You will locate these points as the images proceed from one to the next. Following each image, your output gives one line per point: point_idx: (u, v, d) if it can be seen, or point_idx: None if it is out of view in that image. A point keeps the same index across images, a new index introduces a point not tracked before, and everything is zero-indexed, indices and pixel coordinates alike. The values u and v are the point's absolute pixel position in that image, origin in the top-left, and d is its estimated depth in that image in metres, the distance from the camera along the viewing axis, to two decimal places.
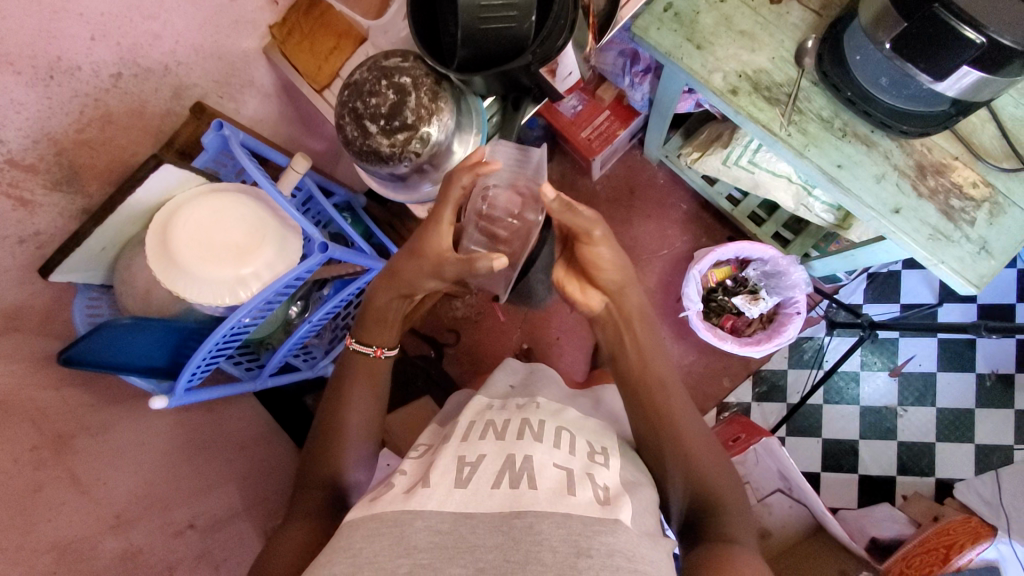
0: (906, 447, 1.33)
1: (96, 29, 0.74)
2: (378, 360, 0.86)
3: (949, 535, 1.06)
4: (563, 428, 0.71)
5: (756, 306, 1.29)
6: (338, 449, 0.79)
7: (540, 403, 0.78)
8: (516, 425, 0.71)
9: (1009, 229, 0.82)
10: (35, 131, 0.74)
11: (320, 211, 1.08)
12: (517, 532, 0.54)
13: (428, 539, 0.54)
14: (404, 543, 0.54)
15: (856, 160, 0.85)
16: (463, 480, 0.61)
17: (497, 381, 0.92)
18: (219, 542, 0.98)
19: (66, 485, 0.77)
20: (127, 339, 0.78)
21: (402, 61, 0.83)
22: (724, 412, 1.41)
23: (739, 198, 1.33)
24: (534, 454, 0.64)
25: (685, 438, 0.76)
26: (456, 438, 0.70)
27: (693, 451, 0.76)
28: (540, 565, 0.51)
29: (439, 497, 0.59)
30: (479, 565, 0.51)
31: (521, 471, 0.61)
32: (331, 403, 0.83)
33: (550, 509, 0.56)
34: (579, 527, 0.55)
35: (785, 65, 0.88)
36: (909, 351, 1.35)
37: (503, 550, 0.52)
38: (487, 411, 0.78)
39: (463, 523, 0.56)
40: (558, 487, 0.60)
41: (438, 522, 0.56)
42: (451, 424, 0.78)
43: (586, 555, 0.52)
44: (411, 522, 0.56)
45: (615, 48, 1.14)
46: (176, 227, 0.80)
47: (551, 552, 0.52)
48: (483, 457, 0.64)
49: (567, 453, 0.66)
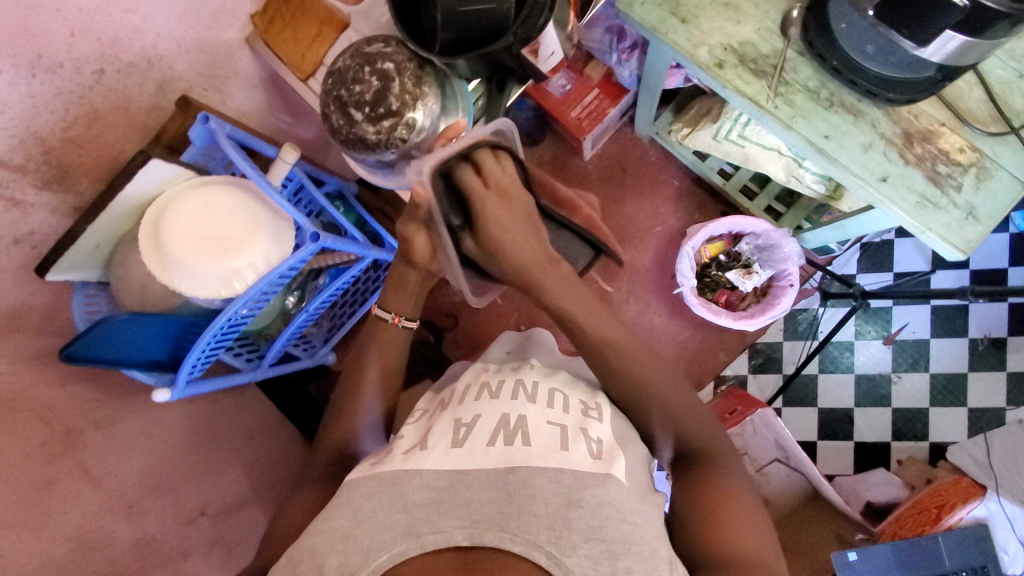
0: (900, 413, 1.35)
1: (74, 25, 0.74)
2: (394, 327, 0.88)
3: (940, 496, 1.10)
4: (556, 389, 0.75)
5: (750, 280, 1.30)
6: (350, 417, 0.84)
7: (534, 365, 0.82)
8: (511, 385, 0.74)
9: (995, 193, 0.83)
10: (21, 131, 0.74)
11: (310, 200, 1.07)
12: (512, 487, 0.58)
13: (425, 494, 0.59)
14: (402, 499, 0.59)
15: (844, 130, 0.85)
16: (460, 439, 0.65)
17: (494, 349, 0.96)
18: (231, 528, 1.02)
19: (78, 477, 0.80)
20: (129, 332, 0.79)
21: (385, 47, 0.82)
22: (721, 385, 1.43)
23: (731, 172, 1.33)
24: (528, 413, 0.68)
25: (667, 392, 0.78)
26: (454, 403, 0.74)
27: (679, 397, 0.78)
28: (534, 515, 0.56)
29: (437, 455, 0.63)
30: (475, 516, 0.56)
31: (517, 428, 0.66)
32: (350, 370, 0.88)
33: (542, 464, 0.60)
34: (571, 481, 0.59)
35: (771, 36, 0.88)
36: (902, 319, 1.36)
37: (497, 502, 0.57)
38: (482, 374, 0.82)
39: (460, 479, 0.60)
40: (552, 443, 0.64)
41: (435, 479, 0.60)
42: (449, 390, 0.83)
43: (577, 505, 0.57)
44: (408, 481, 0.60)
45: (602, 24, 1.13)
46: (167, 220, 0.81)
47: (543, 504, 0.57)
48: (478, 416, 0.68)
49: (561, 411, 0.70)
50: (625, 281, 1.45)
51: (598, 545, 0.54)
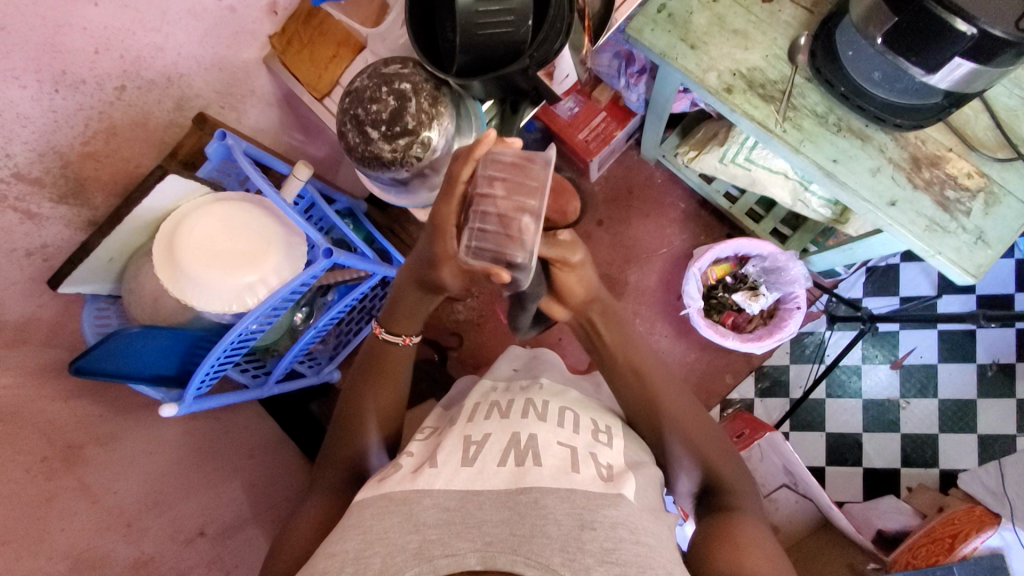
0: (909, 439, 1.34)
1: (100, 43, 0.76)
2: (406, 348, 0.89)
3: (954, 525, 1.09)
4: (566, 407, 0.75)
5: (756, 302, 1.30)
6: (359, 428, 0.83)
7: (543, 385, 0.82)
8: (520, 404, 0.75)
9: (1004, 218, 0.83)
10: (41, 144, 0.76)
11: (321, 217, 1.08)
12: (523, 507, 0.57)
13: (437, 516, 0.58)
14: (413, 519, 0.58)
15: (852, 155, 0.86)
16: (469, 458, 0.65)
17: (499, 366, 0.96)
18: (230, 549, 0.99)
19: (78, 495, 0.79)
20: (137, 346, 0.78)
21: (402, 67, 0.83)
22: (728, 409, 1.41)
23: (737, 195, 1.34)
24: (539, 432, 0.68)
25: (681, 413, 0.79)
26: (463, 421, 0.74)
27: (698, 428, 0.79)
28: (546, 538, 0.54)
29: (446, 475, 0.63)
30: (487, 539, 0.54)
31: (527, 449, 0.65)
32: (352, 389, 0.88)
33: (553, 485, 0.60)
34: (582, 502, 0.58)
35: (778, 62, 0.89)
36: (909, 343, 1.36)
37: (510, 523, 0.56)
38: (491, 392, 0.83)
39: (470, 501, 0.59)
40: (562, 464, 0.63)
41: (447, 500, 0.60)
42: (458, 408, 0.84)
43: (590, 527, 0.56)
44: (420, 500, 0.60)
45: (610, 49, 1.16)
46: (181, 235, 0.81)
47: (556, 525, 0.55)
48: (488, 435, 0.69)
49: (571, 431, 0.70)
50: (631, 302, 1.45)
51: (612, 569, 0.52)
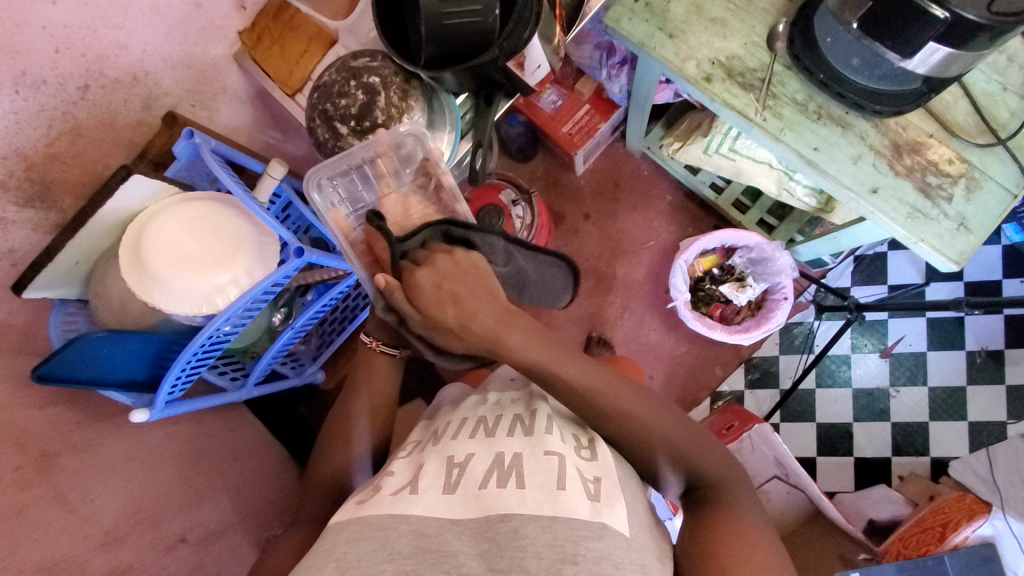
0: (900, 428, 1.33)
1: (60, 42, 0.74)
2: (373, 352, 0.87)
3: (943, 514, 1.07)
4: (553, 419, 0.74)
5: (744, 293, 1.29)
6: (348, 439, 0.83)
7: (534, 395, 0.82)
8: (507, 422, 0.74)
9: (985, 204, 0.82)
10: (4, 147, 0.73)
11: (298, 217, 1.06)
12: (502, 538, 0.56)
13: (412, 544, 0.57)
14: (388, 548, 0.56)
15: (833, 142, 0.85)
16: (452, 484, 0.64)
17: (502, 373, 0.94)
18: (212, 555, 0.98)
19: (52, 504, 0.77)
20: (106, 351, 0.77)
21: (371, 61, 0.82)
22: (718, 401, 1.40)
23: (722, 185, 1.33)
24: (523, 451, 0.67)
25: (669, 425, 0.72)
26: (447, 439, 0.73)
27: (685, 434, 0.72)
28: (524, 572, 0.53)
29: (427, 502, 0.62)
30: (462, 572, 0.53)
31: (510, 468, 0.64)
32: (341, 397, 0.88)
33: (537, 512, 0.58)
34: (565, 532, 0.56)
35: (757, 50, 0.88)
36: (897, 332, 1.36)
37: (486, 557, 0.55)
38: (481, 406, 0.82)
39: (449, 530, 0.58)
40: (547, 482, 0.62)
41: (425, 526, 0.59)
42: (442, 421, 0.82)
43: (572, 561, 0.54)
44: (397, 527, 0.59)
45: (591, 41, 1.13)
46: (148, 236, 0.79)
47: (536, 559, 0.54)
48: (471, 455, 0.68)
49: (559, 440, 0.69)
50: (619, 296, 1.44)
51: None
